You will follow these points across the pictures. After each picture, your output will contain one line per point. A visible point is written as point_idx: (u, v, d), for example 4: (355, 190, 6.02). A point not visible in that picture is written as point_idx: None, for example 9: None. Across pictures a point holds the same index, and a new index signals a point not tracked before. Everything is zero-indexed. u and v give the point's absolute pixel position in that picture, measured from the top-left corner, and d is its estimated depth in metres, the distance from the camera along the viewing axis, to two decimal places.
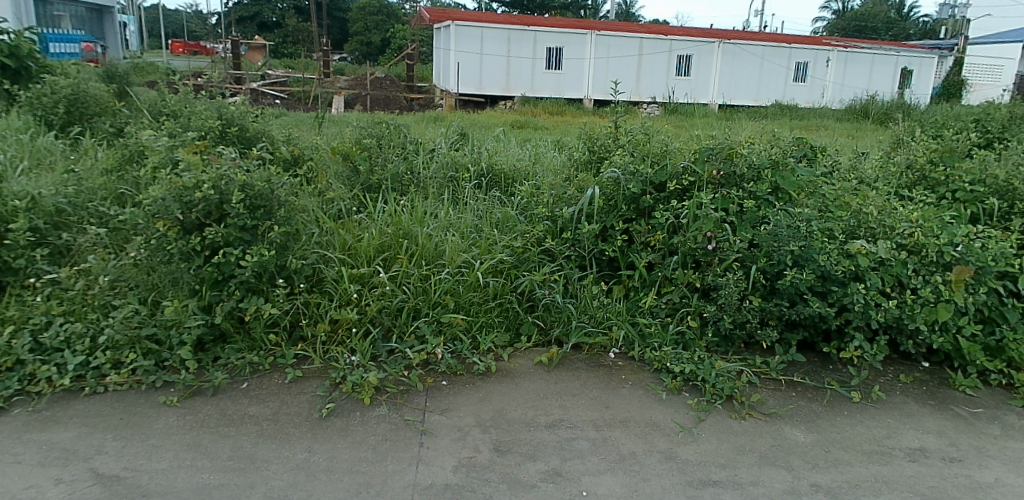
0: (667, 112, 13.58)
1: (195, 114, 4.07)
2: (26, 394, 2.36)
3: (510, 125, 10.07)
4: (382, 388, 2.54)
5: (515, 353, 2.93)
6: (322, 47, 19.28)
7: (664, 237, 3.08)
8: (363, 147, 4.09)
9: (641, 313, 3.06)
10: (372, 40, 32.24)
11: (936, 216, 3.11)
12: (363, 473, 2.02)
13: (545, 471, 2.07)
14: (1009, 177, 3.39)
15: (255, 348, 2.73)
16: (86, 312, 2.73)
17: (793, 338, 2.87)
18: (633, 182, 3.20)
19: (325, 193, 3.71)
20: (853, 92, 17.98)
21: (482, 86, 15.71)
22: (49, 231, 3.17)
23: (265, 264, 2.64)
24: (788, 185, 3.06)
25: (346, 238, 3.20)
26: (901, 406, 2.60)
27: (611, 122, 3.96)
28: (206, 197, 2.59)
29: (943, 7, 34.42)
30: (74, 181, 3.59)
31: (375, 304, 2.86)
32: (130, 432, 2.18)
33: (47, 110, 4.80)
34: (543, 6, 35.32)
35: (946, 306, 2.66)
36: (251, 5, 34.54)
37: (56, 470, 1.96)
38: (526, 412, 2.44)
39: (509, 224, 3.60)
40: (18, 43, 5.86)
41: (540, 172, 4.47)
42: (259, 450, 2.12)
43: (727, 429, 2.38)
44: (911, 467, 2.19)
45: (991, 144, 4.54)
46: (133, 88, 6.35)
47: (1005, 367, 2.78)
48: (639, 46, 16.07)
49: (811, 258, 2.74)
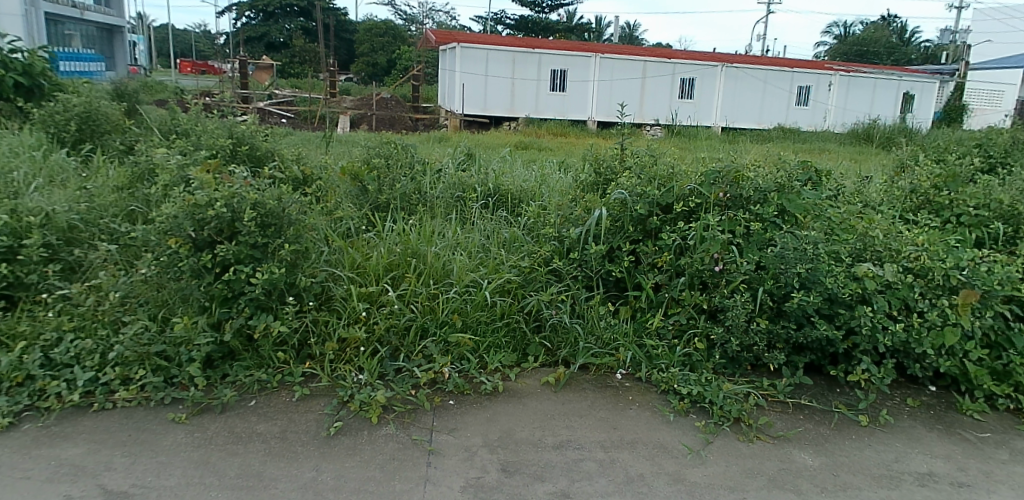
0: (671, 134, 13.65)
1: (208, 134, 4.17)
2: (36, 410, 2.38)
3: (516, 146, 10.15)
4: (390, 407, 2.54)
5: (521, 373, 2.93)
6: (327, 66, 19.52)
7: (671, 258, 3.08)
8: (372, 167, 4.14)
9: (647, 334, 3.05)
10: (379, 61, 32.72)
11: (942, 241, 3.16)
12: (372, 492, 2.02)
13: (553, 492, 2.07)
14: (1013, 201, 3.42)
15: (262, 366, 2.73)
16: (96, 328, 2.75)
17: (800, 361, 2.86)
18: (640, 204, 3.21)
19: (335, 212, 3.77)
20: (855, 116, 18.13)
21: (487, 107, 15.91)
22: (62, 247, 3.20)
23: (275, 282, 2.66)
24: (794, 208, 3.09)
25: (355, 257, 3.23)
26: (909, 430, 2.59)
27: (616, 145, 4.02)
28: (218, 215, 2.61)
29: (943, 32, 34.77)
30: (86, 198, 3.64)
31: (383, 323, 2.87)
32: (138, 449, 2.19)
33: (59, 128, 4.86)
34: (546, 29, 35.78)
35: (953, 330, 2.66)
36: (260, 27, 35.12)
37: (64, 486, 1.96)
38: (534, 432, 2.44)
39: (516, 244, 3.63)
40: (32, 62, 5.97)
41: (547, 193, 4.51)
42: (267, 468, 2.12)
43: (735, 452, 2.37)
44: (921, 492, 2.17)
45: (994, 169, 4.58)
46: (143, 106, 6.47)
47: (1012, 391, 2.76)
48: (643, 69, 16.25)
49: (817, 280, 2.75)
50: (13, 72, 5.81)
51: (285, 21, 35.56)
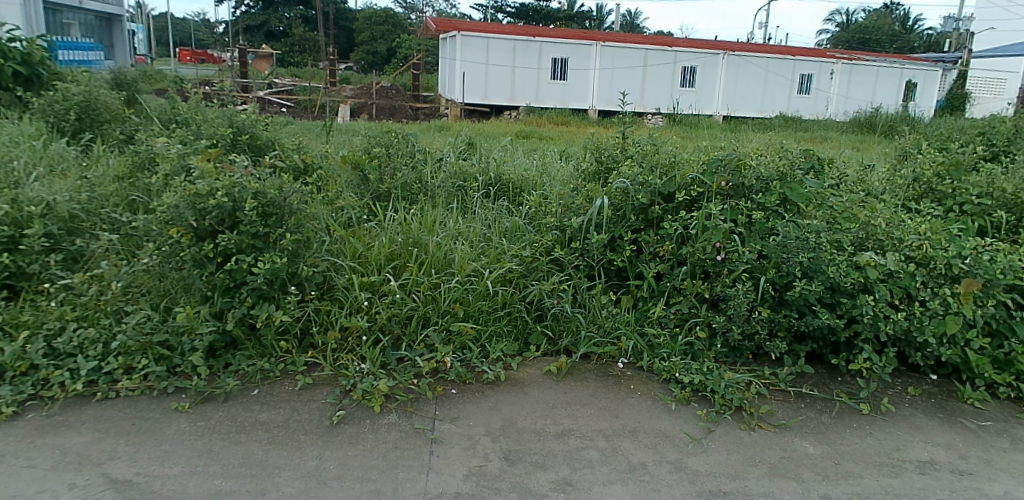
0: (672, 123, 13.55)
1: (207, 123, 4.15)
2: (40, 399, 2.39)
3: (517, 135, 10.12)
4: (392, 396, 2.55)
5: (524, 362, 2.94)
6: (326, 55, 19.44)
7: (673, 248, 3.08)
8: (372, 156, 4.13)
9: (649, 323, 3.06)
10: (378, 50, 32.58)
11: (944, 229, 3.15)
12: (375, 480, 2.03)
13: (555, 481, 2.08)
14: (1015, 190, 3.41)
15: (265, 355, 2.74)
16: (99, 318, 2.75)
17: (802, 350, 2.86)
18: (642, 193, 3.19)
19: (336, 201, 3.76)
20: (857, 104, 18.06)
21: (488, 96, 15.79)
22: (63, 237, 3.19)
23: (276, 271, 2.66)
24: (797, 197, 3.08)
25: (356, 246, 3.23)
26: (910, 418, 2.60)
27: (618, 134, 4.00)
28: (219, 205, 2.61)
29: (948, 20, 34.50)
30: (87, 187, 3.62)
31: (385, 312, 2.88)
32: (142, 437, 2.20)
33: (59, 118, 4.85)
34: (547, 18, 35.57)
35: (955, 319, 2.66)
36: (260, 15, 34.92)
37: (69, 474, 1.97)
38: (536, 421, 2.44)
39: (518, 234, 3.63)
40: (30, 50, 5.95)
41: (548, 183, 4.50)
42: (270, 457, 2.13)
43: (736, 440, 2.38)
44: (921, 480, 2.18)
45: (997, 158, 4.58)
46: (142, 96, 6.46)
47: (1013, 380, 2.77)
48: (644, 57, 16.15)
49: (819, 269, 2.75)
50: (13, 61, 5.79)
51: (284, 9, 35.35)
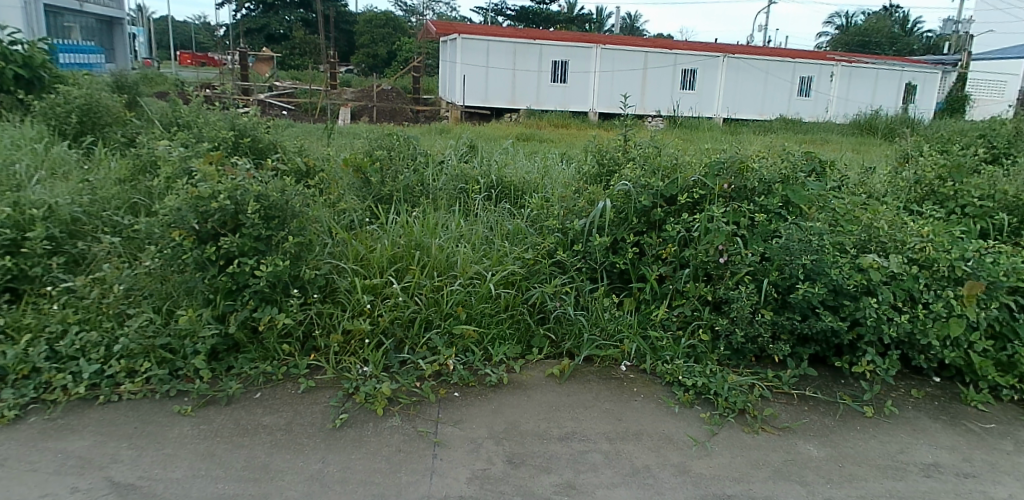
0: (673, 125, 13.54)
1: (209, 125, 4.15)
2: (42, 402, 2.38)
3: (518, 138, 10.13)
4: (395, 399, 2.54)
5: (526, 365, 2.93)
6: (327, 58, 19.46)
7: (675, 250, 3.08)
8: (374, 159, 4.13)
9: (652, 326, 3.05)
10: (379, 53, 32.63)
11: (947, 231, 3.16)
12: (378, 484, 2.02)
13: (559, 484, 2.07)
14: (1018, 192, 3.41)
15: (268, 358, 2.74)
16: (101, 321, 2.75)
17: (805, 352, 2.85)
18: (644, 195, 3.20)
19: (337, 204, 3.75)
20: (857, 106, 18.09)
21: (488, 99, 15.82)
22: (65, 240, 3.19)
23: (279, 274, 2.65)
24: (799, 199, 3.08)
25: (359, 249, 3.22)
26: (913, 420, 2.60)
27: (621, 136, 4.00)
28: (221, 207, 2.60)
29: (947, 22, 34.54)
30: (89, 190, 3.62)
31: (387, 315, 2.87)
32: (144, 441, 2.19)
33: (60, 120, 4.84)
34: (547, 21, 35.65)
35: (958, 322, 2.67)
36: (261, 19, 34.99)
37: (71, 478, 1.96)
38: (539, 424, 2.44)
39: (519, 236, 3.63)
40: (32, 53, 5.96)
41: (549, 185, 4.50)
42: (273, 460, 2.12)
43: (740, 443, 2.37)
44: (926, 483, 2.17)
45: (997, 159, 4.58)
46: (144, 99, 6.46)
47: (1016, 382, 2.76)
48: (644, 60, 16.16)
49: (822, 271, 2.74)
50: (15, 64, 5.80)
51: (285, 13, 35.41)
